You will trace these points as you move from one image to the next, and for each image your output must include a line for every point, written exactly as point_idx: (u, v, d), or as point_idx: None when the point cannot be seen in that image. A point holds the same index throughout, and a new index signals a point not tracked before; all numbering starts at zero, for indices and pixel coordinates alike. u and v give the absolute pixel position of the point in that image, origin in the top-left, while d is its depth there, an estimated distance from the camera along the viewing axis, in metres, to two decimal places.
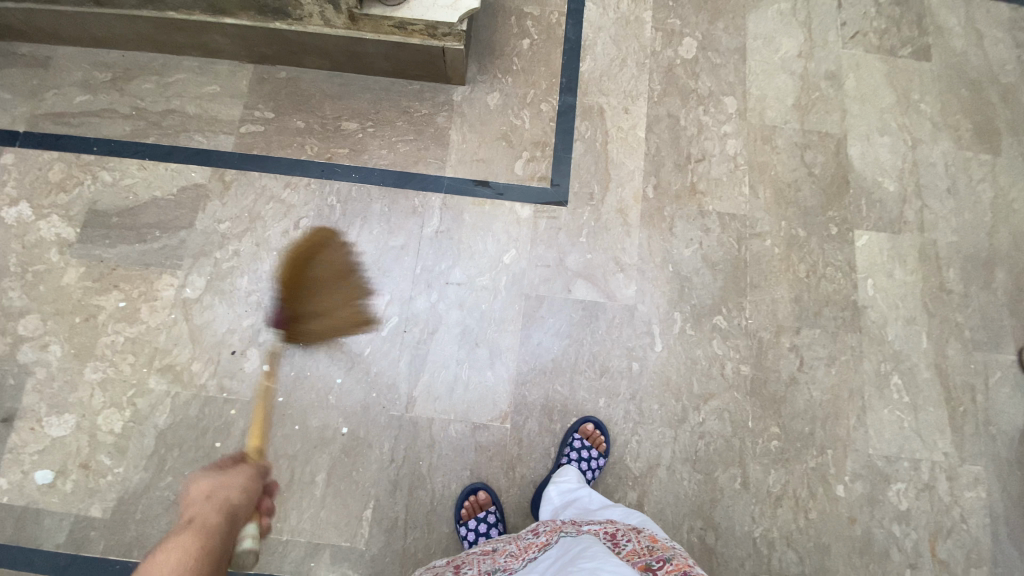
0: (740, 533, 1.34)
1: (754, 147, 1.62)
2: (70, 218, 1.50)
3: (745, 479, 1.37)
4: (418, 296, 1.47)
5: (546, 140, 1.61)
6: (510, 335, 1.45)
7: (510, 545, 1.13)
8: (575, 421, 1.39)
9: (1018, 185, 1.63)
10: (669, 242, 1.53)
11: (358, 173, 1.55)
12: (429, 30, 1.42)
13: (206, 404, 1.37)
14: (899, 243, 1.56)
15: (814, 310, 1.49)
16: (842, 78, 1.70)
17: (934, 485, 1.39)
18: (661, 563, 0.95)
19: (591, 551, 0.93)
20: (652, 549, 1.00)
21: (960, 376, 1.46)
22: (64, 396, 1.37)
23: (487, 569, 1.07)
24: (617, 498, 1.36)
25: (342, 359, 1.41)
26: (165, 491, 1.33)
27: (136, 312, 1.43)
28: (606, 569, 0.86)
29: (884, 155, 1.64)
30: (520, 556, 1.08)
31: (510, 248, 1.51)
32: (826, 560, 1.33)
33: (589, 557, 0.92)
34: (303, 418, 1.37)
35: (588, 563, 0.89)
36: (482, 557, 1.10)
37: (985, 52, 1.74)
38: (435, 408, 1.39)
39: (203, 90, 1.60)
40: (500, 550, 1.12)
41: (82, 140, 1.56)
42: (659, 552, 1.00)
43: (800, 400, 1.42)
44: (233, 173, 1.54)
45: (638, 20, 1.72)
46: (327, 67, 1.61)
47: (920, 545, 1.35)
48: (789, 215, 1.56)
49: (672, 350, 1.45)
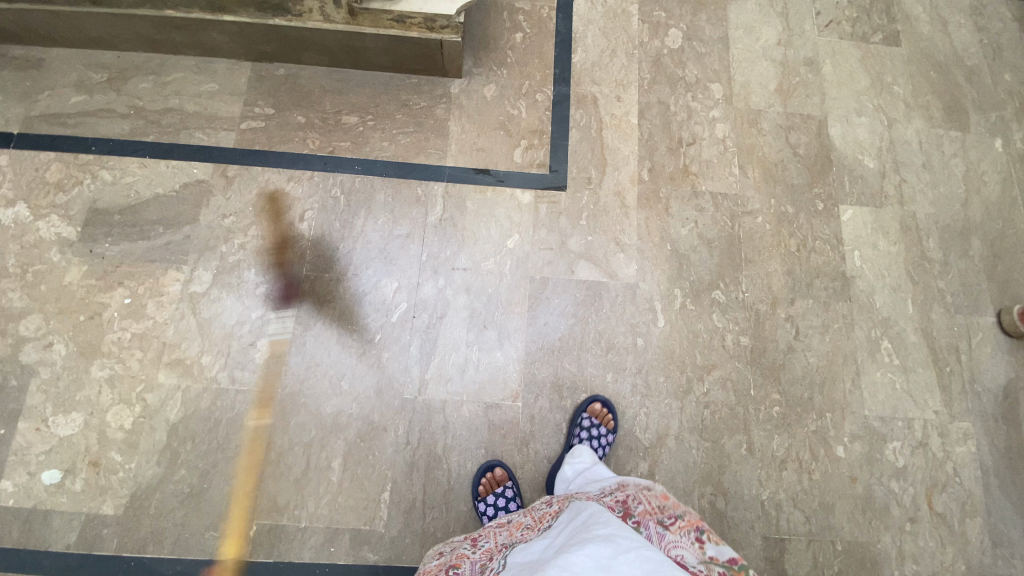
0: (748, 496, 1.38)
1: (741, 131, 1.69)
2: (70, 218, 1.49)
3: (750, 445, 1.42)
4: (426, 282, 1.49)
5: (543, 128, 1.66)
6: (517, 317, 1.48)
7: (524, 516, 1.12)
8: (583, 401, 1.42)
9: (987, 159, 1.74)
10: (666, 222, 1.59)
11: (361, 164, 1.58)
12: (427, 23, 1.48)
13: (218, 396, 1.37)
14: (880, 216, 1.64)
15: (806, 282, 1.55)
16: (820, 64, 1.79)
17: (927, 442, 1.46)
18: (673, 520, 0.97)
19: (603, 519, 0.92)
20: (663, 508, 1.01)
21: (945, 338, 1.54)
22: (71, 395, 1.36)
23: (503, 543, 1.06)
24: (629, 470, 1.39)
25: (353, 345, 1.42)
26: (179, 484, 1.31)
27: (142, 308, 1.43)
28: (622, 535, 0.84)
29: (863, 134, 1.73)
30: (535, 526, 1.06)
31: (513, 233, 1.55)
32: (830, 518, 1.38)
33: (602, 524, 0.90)
34: (317, 405, 1.38)
35: (603, 529, 0.87)
36: (499, 530, 1.10)
37: (950, 37, 1.85)
38: (447, 390, 1.41)
39: (202, 88, 1.61)
40: (516, 523, 1.11)
41: (79, 140, 1.56)
42: (670, 510, 1.01)
43: (798, 367, 1.48)
44: (235, 168, 1.55)
45: (625, 13, 1.79)
46: (326, 63, 1.64)
47: (918, 500, 1.42)
48: (777, 193, 1.63)
49: (674, 324, 1.50)
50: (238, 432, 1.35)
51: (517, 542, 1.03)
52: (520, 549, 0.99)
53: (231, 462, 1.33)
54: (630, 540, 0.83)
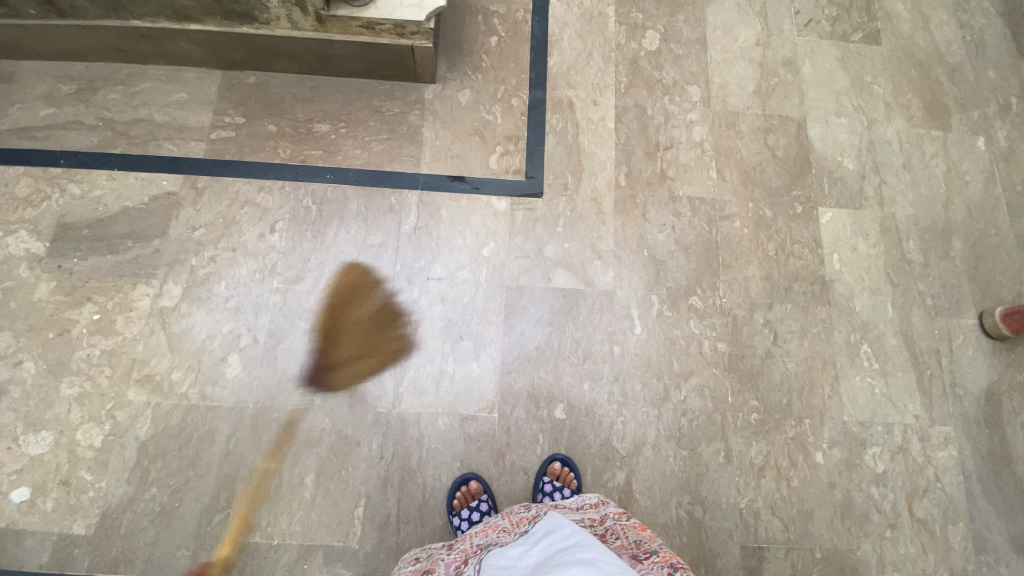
0: (726, 505, 1.37)
1: (719, 133, 1.68)
2: (38, 232, 1.47)
3: (728, 453, 1.40)
4: (400, 292, 1.47)
5: (518, 134, 1.64)
6: (493, 326, 1.47)
7: (502, 520, 1.13)
8: (542, 463, 1.36)
9: (969, 158, 1.72)
10: (643, 228, 1.57)
11: (333, 173, 1.56)
12: (397, 29, 1.45)
13: (189, 412, 1.35)
14: (860, 218, 1.62)
15: (785, 287, 1.54)
16: (799, 64, 1.77)
17: (907, 447, 1.45)
18: (649, 555, 0.99)
19: (584, 537, 0.93)
20: (642, 542, 1.05)
21: (925, 341, 1.53)
22: (41, 413, 1.34)
23: (478, 544, 1.08)
24: (606, 480, 1.37)
25: (326, 359, 1.41)
26: (149, 503, 1.30)
27: (112, 324, 1.41)
28: (604, 560, 0.87)
29: (843, 135, 1.71)
30: (512, 531, 1.08)
31: (488, 241, 1.54)
32: (810, 526, 1.37)
33: (584, 544, 0.92)
34: (289, 420, 1.36)
35: (585, 552, 0.89)
36: (475, 533, 1.12)
37: (932, 34, 1.83)
38: (422, 403, 1.39)
39: (171, 98, 1.59)
40: (494, 526, 1.13)
41: (47, 153, 1.53)
42: (649, 545, 1.04)
43: (777, 373, 1.47)
44: (205, 179, 1.53)
45: (602, 15, 1.77)
46: (298, 71, 1.62)
47: (898, 506, 1.41)
48: (756, 197, 1.62)
49: (652, 332, 1.48)
50: (210, 448, 1.33)
51: (493, 546, 1.05)
52: (495, 551, 1.01)
53: (203, 479, 1.32)
54: (612, 566, 0.86)
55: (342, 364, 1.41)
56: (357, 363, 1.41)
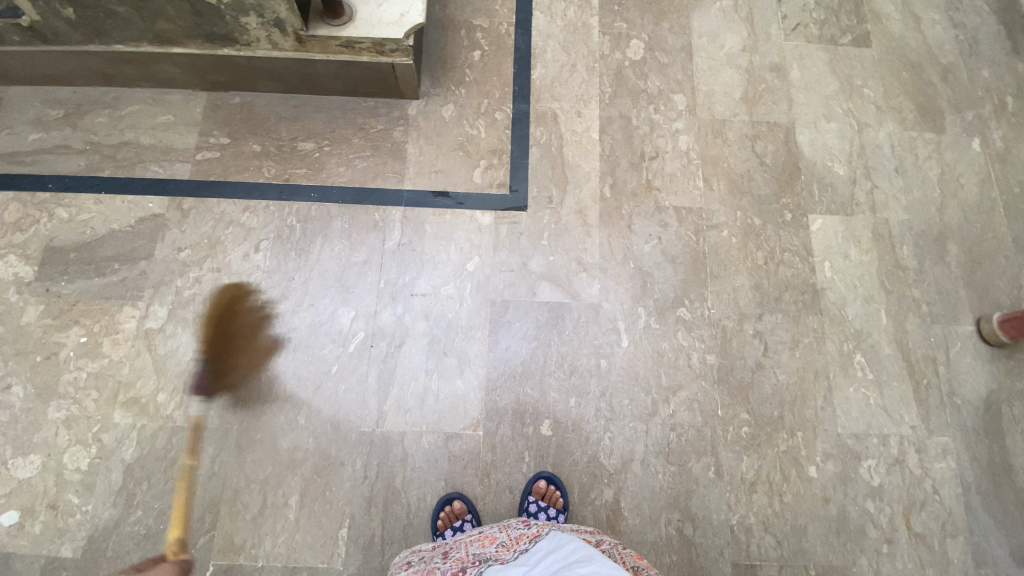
0: (717, 521, 1.34)
1: (705, 141, 1.66)
2: (27, 256, 1.49)
3: (718, 468, 1.37)
4: (383, 309, 1.47)
5: (502, 148, 1.63)
6: (478, 342, 1.46)
7: (500, 533, 1.11)
8: (528, 481, 1.34)
9: (963, 160, 1.68)
10: (629, 239, 1.55)
11: (317, 192, 1.56)
12: (377, 47, 1.46)
13: (174, 434, 1.36)
14: (852, 224, 1.59)
15: (776, 295, 1.51)
16: (787, 69, 1.75)
17: (904, 459, 1.42)
18: None
19: (585, 552, 0.92)
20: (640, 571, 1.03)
21: (921, 350, 1.50)
22: (28, 437, 1.35)
23: (474, 554, 1.06)
24: (593, 498, 1.34)
25: (309, 378, 1.41)
26: (135, 525, 1.30)
27: (99, 346, 1.42)
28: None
29: (832, 140, 1.68)
30: (510, 547, 1.05)
31: (472, 256, 1.53)
32: (804, 542, 1.34)
33: (585, 558, 0.91)
34: (273, 440, 1.36)
35: (586, 567, 0.87)
36: (472, 541, 1.11)
37: (923, 35, 1.80)
38: (406, 421, 1.39)
39: (157, 120, 1.61)
40: (490, 538, 1.10)
41: (37, 178, 1.56)
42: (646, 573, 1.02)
43: (768, 385, 1.44)
44: (191, 201, 1.54)
45: (586, 26, 1.77)
46: (282, 90, 1.63)
47: (895, 520, 1.37)
48: (744, 205, 1.59)
49: (639, 345, 1.45)
50: None
51: (490, 558, 1.03)
52: (495, 565, 0.98)
53: None
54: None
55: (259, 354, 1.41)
56: (444, 351, 1.44)
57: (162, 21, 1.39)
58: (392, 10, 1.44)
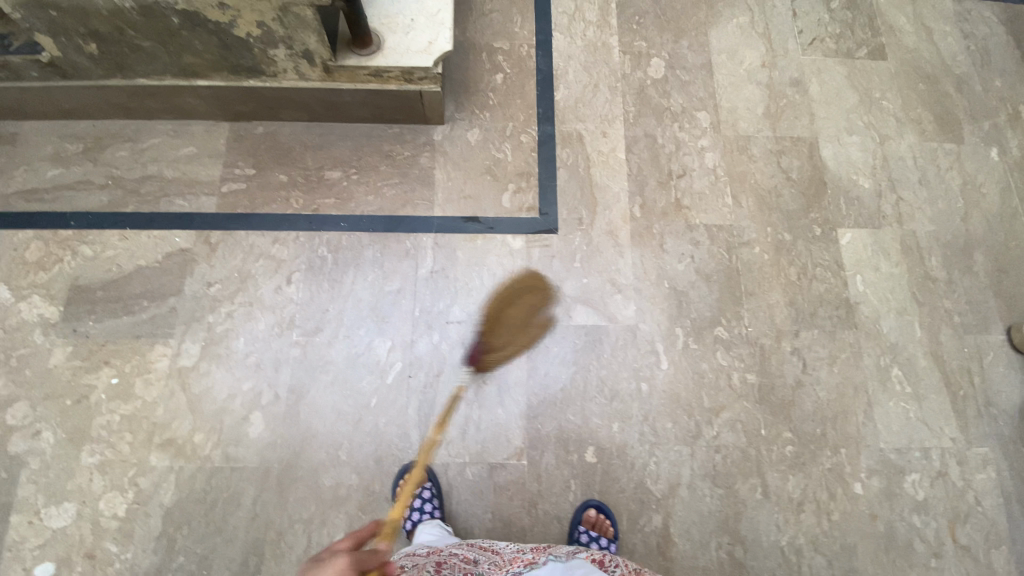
0: (767, 543, 1.33)
1: (731, 158, 1.66)
2: (52, 297, 1.45)
3: (765, 488, 1.37)
4: (420, 338, 1.45)
5: (530, 170, 1.63)
6: (517, 368, 1.44)
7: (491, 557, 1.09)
8: (577, 511, 1.32)
9: (984, 170, 1.70)
10: (661, 259, 1.55)
11: (347, 221, 1.54)
12: (405, 75, 1.45)
13: (213, 475, 1.33)
14: (880, 237, 1.60)
15: (810, 311, 1.52)
16: (806, 83, 1.77)
17: (946, 471, 1.42)
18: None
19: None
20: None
21: (956, 360, 1.51)
22: (62, 484, 1.31)
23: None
24: (643, 524, 1.33)
25: (348, 412, 1.38)
26: (178, 572, 1.27)
27: (131, 387, 1.38)
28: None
29: (856, 153, 1.69)
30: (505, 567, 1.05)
31: (506, 281, 1.52)
32: (853, 560, 1.34)
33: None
34: (315, 478, 1.34)
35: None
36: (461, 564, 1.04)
37: (936, 46, 1.83)
38: (448, 452, 1.37)
39: (180, 152, 1.59)
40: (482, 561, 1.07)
41: (58, 216, 1.53)
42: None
43: (808, 402, 1.44)
44: (219, 234, 1.51)
45: (606, 45, 1.77)
46: (306, 119, 1.61)
47: (940, 533, 1.37)
48: (773, 221, 1.60)
49: (679, 366, 1.45)
50: (236, 512, 1.31)
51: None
52: None
53: (231, 544, 1.29)
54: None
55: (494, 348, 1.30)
56: (482, 379, 1.43)
57: (188, 55, 1.37)
58: (420, 38, 1.43)
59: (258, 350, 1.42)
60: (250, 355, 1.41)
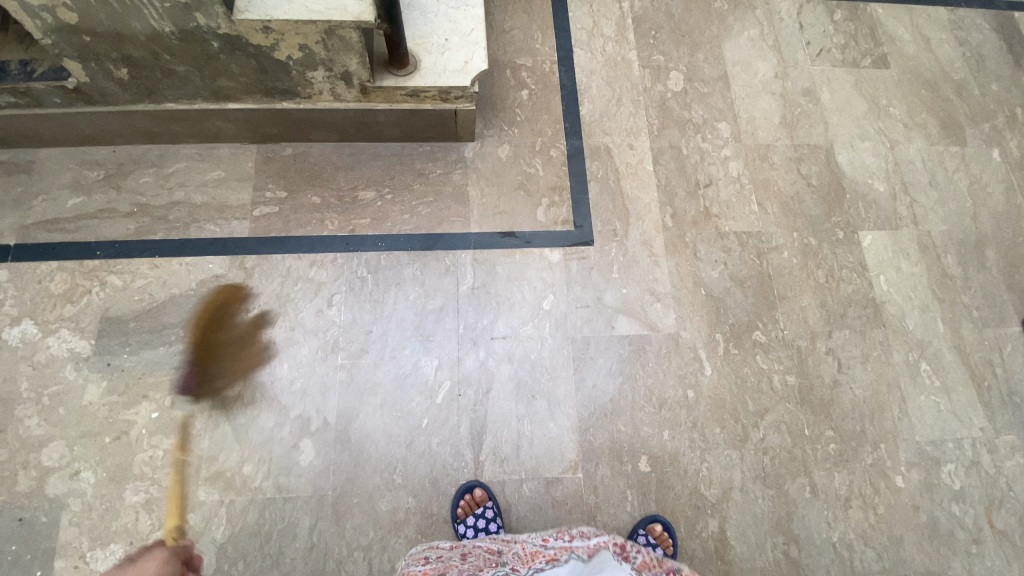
0: (820, 540, 1.37)
1: (754, 166, 1.72)
2: (82, 330, 1.40)
3: (813, 487, 1.40)
4: (466, 356, 1.45)
5: (562, 184, 1.64)
6: (564, 382, 1.45)
7: (515, 547, 1.13)
8: (642, 518, 1.35)
9: (988, 170, 1.80)
10: (695, 267, 1.58)
11: (384, 241, 1.53)
12: (441, 95, 1.44)
13: (266, 507, 1.30)
14: (899, 238, 1.68)
15: (840, 312, 1.57)
16: (818, 93, 1.84)
17: (979, 460, 1.48)
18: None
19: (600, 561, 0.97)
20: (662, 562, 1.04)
21: (978, 353, 1.58)
22: (106, 525, 1.26)
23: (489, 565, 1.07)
24: (700, 530, 1.35)
25: (400, 434, 1.37)
26: None
27: (172, 421, 1.34)
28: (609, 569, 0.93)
29: (869, 158, 1.77)
30: (525, 561, 1.06)
31: (547, 293, 1.53)
32: (901, 551, 1.38)
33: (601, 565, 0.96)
34: (372, 503, 1.32)
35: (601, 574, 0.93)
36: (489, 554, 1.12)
37: (935, 53, 1.93)
38: (503, 470, 1.37)
39: (207, 177, 1.55)
40: (506, 551, 1.12)
41: (82, 246, 1.47)
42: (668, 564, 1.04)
43: (846, 400, 1.49)
44: (254, 259, 1.49)
45: (626, 59, 1.81)
46: (335, 139, 1.60)
47: (979, 519, 1.43)
48: (799, 226, 1.66)
49: (721, 371, 1.48)
50: (292, 543, 1.28)
51: (506, 566, 1.05)
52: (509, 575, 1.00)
53: None
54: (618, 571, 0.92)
55: (400, 356, 1.43)
56: (531, 394, 1.43)
57: (223, 79, 1.34)
58: (455, 58, 1.43)
59: (303, 377, 1.39)
60: (297, 384, 1.39)
